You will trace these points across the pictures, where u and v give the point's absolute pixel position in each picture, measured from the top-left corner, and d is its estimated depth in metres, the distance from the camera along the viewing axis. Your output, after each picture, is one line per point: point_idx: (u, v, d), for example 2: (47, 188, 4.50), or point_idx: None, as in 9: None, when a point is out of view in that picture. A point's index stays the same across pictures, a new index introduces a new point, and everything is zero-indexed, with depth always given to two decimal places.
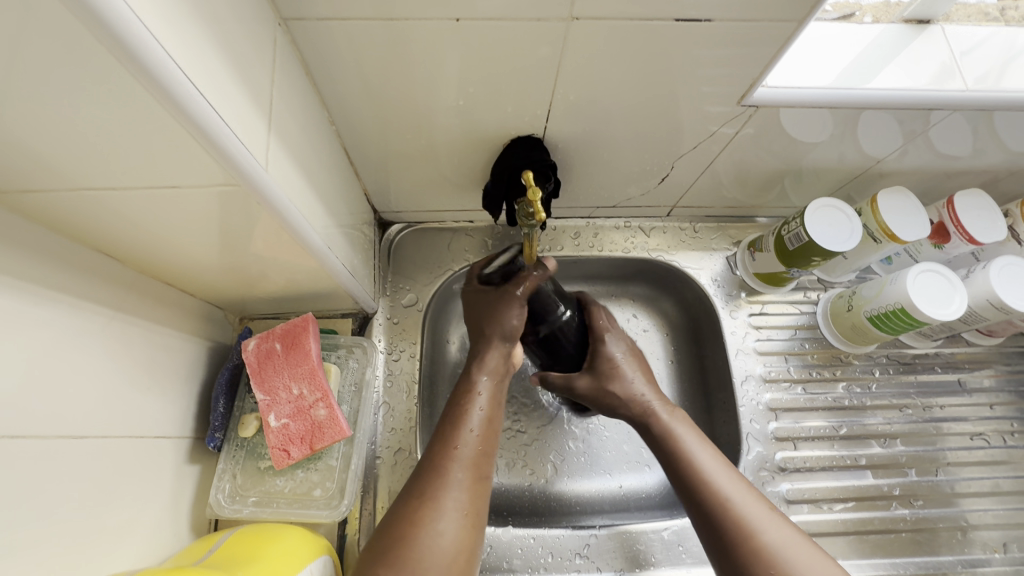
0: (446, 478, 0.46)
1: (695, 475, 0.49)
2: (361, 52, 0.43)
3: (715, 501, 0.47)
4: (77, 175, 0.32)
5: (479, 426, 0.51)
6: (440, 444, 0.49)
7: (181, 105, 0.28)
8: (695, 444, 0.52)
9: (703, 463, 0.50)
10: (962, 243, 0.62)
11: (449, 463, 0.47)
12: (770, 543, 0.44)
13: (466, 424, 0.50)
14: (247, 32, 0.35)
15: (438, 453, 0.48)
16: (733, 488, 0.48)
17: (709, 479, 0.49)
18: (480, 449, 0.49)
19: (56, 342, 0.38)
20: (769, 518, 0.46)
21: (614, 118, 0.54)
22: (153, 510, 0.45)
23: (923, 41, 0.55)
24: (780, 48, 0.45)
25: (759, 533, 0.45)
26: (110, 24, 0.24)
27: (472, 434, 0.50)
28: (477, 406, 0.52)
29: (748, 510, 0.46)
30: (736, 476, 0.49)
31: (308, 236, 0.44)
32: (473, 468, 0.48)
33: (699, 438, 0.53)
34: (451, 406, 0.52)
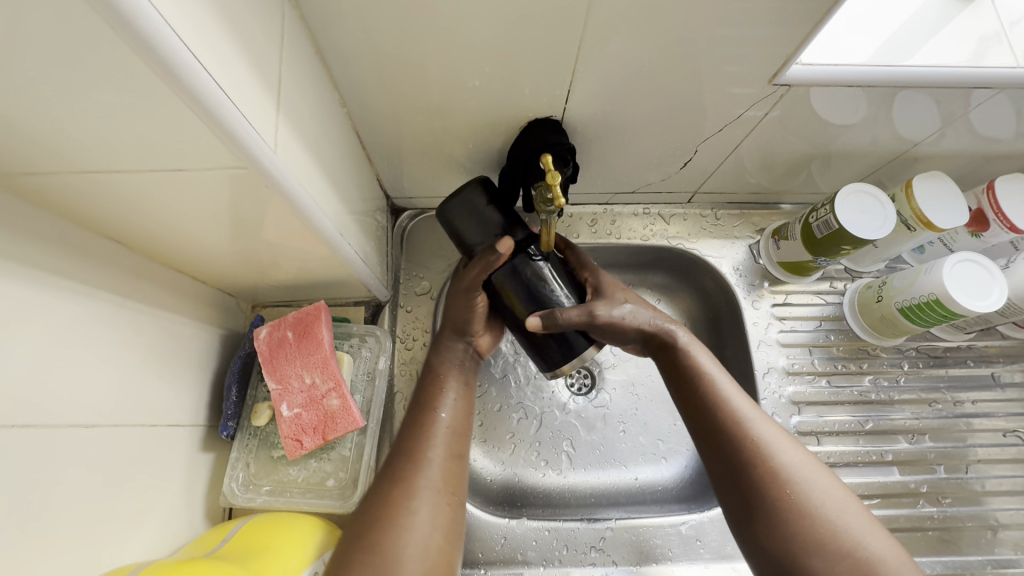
0: (422, 460, 0.47)
1: (710, 394, 0.47)
2: (372, 29, 0.41)
3: (728, 421, 0.46)
4: (81, 158, 0.31)
5: (451, 411, 0.51)
6: (415, 421, 0.50)
7: (185, 85, 0.26)
8: (712, 366, 0.50)
9: (715, 380, 0.48)
10: (1002, 232, 0.59)
11: (429, 434, 0.49)
12: (773, 458, 0.43)
13: (437, 408, 0.51)
14: (254, 7, 0.33)
15: (416, 428, 0.49)
16: (751, 413, 0.46)
17: (723, 396, 0.47)
18: (454, 435, 0.50)
19: (68, 330, 0.37)
20: (783, 442, 0.45)
21: (636, 100, 0.51)
22: (167, 499, 0.45)
23: (969, 15, 0.51)
24: (815, 24, 0.42)
25: (776, 456, 0.43)
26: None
27: (443, 418, 0.50)
28: (447, 393, 0.52)
29: (761, 429, 0.45)
30: (750, 398, 0.48)
31: (319, 223, 0.43)
32: (448, 448, 0.49)
33: (714, 360, 0.51)
34: (427, 383, 0.53)
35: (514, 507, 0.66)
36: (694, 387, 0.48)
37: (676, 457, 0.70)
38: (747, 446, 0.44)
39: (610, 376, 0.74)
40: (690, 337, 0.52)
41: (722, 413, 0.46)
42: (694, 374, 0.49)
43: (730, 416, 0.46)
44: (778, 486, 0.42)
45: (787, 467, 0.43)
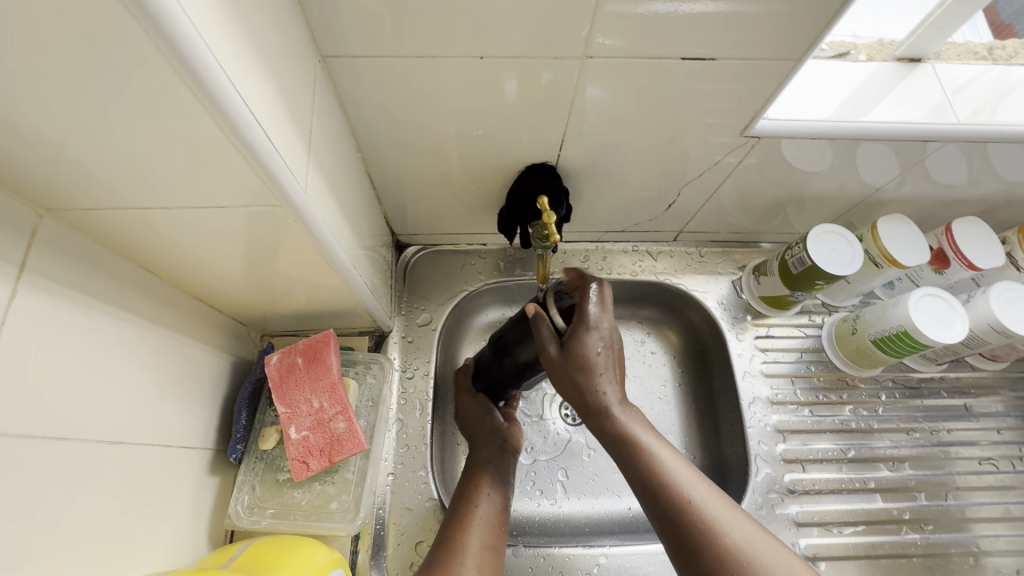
0: (463, 538, 0.49)
1: (660, 481, 0.44)
2: (390, 85, 0.47)
3: (682, 508, 0.42)
4: (133, 195, 0.35)
5: (489, 499, 0.54)
6: (454, 512, 0.53)
7: (240, 133, 0.31)
8: (651, 439, 0.46)
9: (665, 461, 0.45)
10: (962, 269, 0.64)
11: (469, 519, 0.51)
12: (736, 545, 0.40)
13: (477, 497, 0.55)
14: (294, 70, 0.38)
15: (455, 516, 0.52)
16: (685, 478, 0.44)
17: (673, 479, 0.44)
18: (492, 528, 0.51)
19: (101, 351, 0.40)
20: (731, 514, 0.42)
21: (623, 148, 0.57)
22: (175, 519, 0.46)
23: (915, 78, 0.58)
24: (778, 84, 0.49)
25: (723, 534, 0.41)
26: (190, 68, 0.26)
27: (481, 507, 0.53)
28: (484, 484, 0.56)
29: (712, 509, 0.42)
30: (692, 468, 0.45)
31: (336, 255, 0.47)
32: (484, 537, 0.50)
33: (650, 428, 0.47)
34: (467, 474, 0.58)
35: (510, 536, 0.67)
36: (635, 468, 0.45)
37: None
38: (711, 539, 0.41)
39: None
40: (627, 403, 0.48)
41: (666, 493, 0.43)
42: (641, 457, 0.45)
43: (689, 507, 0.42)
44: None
45: (754, 556, 0.40)
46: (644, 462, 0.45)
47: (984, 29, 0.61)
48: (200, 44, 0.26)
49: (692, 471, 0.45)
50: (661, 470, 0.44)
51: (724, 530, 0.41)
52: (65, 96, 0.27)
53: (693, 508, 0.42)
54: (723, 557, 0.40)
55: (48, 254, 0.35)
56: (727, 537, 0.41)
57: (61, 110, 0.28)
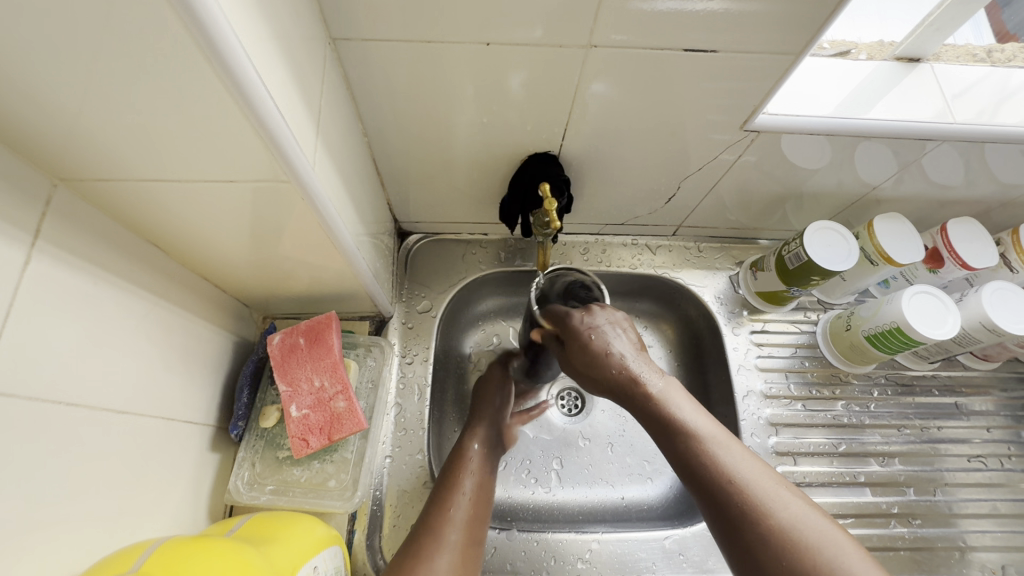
0: (444, 525, 0.53)
1: (712, 467, 0.46)
2: (396, 70, 0.47)
3: (729, 484, 0.45)
4: (144, 166, 0.36)
5: (474, 482, 0.58)
6: (442, 493, 0.56)
7: (253, 105, 0.31)
8: (697, 417, 0.50)
9: (709, 436, 0.48)
10: (955, 268, 0.65)
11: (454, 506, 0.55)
12: (786, 525, 0.41)
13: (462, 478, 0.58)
14: (305, 52, 0.39)
15: (441, 499, 0.55)
16: (731, 457, 0.47)
17: (718, 458, 0.46)
18: (472, 513, 0.55)
19: (107, 322, 0.40)
20: (780, 492, 0.44)
21: (625, 141, 0.58)
22: (175, 491, 0.47)
23: (914, 78, 0.59)
24: (779, 79, 0.49)
25: (772, 512, 0.42)
26: (206, 41, 0.27)
27: (468, 488, 0.57)
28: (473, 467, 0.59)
29: (758, 487, 0.44)
30: (742, 447, 0.48)
31: (342, 237, 0.48)
32: (470, 510, 0.55)
33: (696, 408, 0.51)
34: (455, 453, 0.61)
35: (504, 521, 0.67)
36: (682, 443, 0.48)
37: (661, 478, 0.73)
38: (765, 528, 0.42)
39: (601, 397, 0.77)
40: (671, 387, 0.52)
41: (713, 469, 0.46)
42: (691, 441, 0.48)
43: (742, 491, 0.44)
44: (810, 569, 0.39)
45: (804, 533, 0.41)
46: (694, 448, 0.48)
47: (988, 35, 0.62)
48: (218, 17, 0.27)
49: (742, 451, 0.47)
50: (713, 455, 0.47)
51: (781, 518, 0.42)
52: (84, 65, 0.28)
53: (737, 483, 0.45)
54: (781, 546, 0.41)
55: (62, 224, 0.36)
56: (783, 523, 0.42)
57: (80, 79, 0.28)
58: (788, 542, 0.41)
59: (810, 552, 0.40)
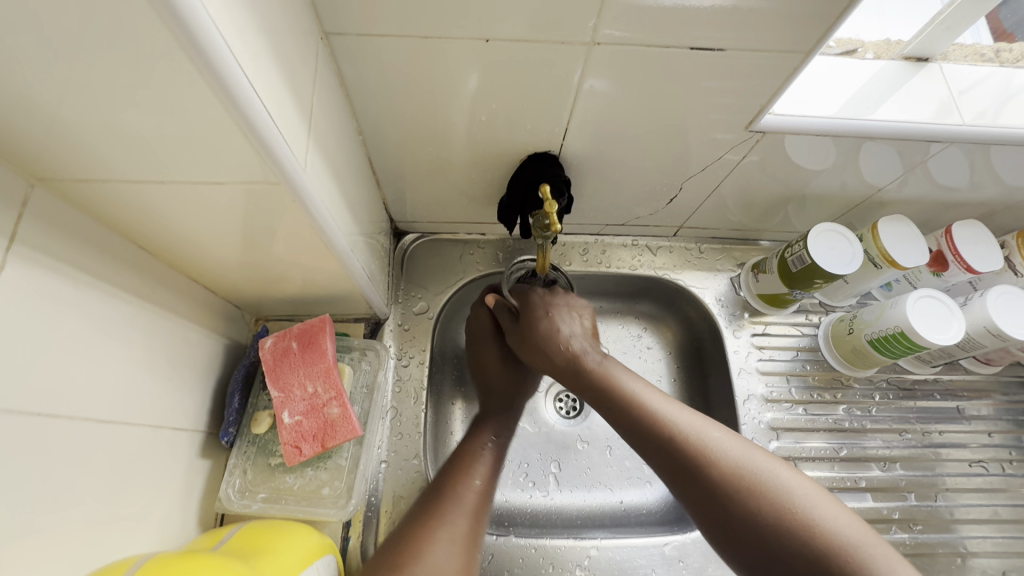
0: (453, 523, 0.49)
1: (674, 435, 0.47)
2: (392, 66, 0.46)
3: (673, 442, 0.47)
4: (126, 167, 0.34)
5: (484, 476, 0.55)
6: (444, 487, 0.53)
7: (240, 104, 0.30)
8: (631, 382, 0.53)
9: (645, 398, 0.51)
10: (960, 272, 0.64)
11: (462, 496, 0.52)
12: (738, 470, 0.44)
13: (472, 475, 0.54)
14: (297, 46, 0.37)
15: (442, 492, 0.52)
16: (671, 414, 0.49)
17: (660, 420, 0.49)
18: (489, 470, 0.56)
19: (90, 328, 0.39)
20: (727, 441, 0.47)
21: (627, 141, 0.56)
22: (164, 500, 0.46)
23: (922, 78, 0.58)
24: (786, 78, 0.48)
25: (721, 459, 0.45)
26: (189, 37, 0.25)
27: (478, 483, 0.54)
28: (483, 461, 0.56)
29: (701, 439, 0.47)
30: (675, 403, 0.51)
31: (335, 239, 0.46)
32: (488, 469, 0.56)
33: (630, 373, 0.55)
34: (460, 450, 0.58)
35: (501, 526, 0.66)
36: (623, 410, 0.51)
37: (660, 482, 0.72)
38: (738, 488, 0.43)
39: None
40: (605, 358, 0.56)
41: (655, 431, 0.49)
42: (651, 417, 0.49)
43: (708, 454, 0.46)
44: (790, 520, 0.41)
45: (753, 476, 0.44)
46: (637, 414, 0.50)
47: (985, 32, 0.60)
48: (201, 11, 0.25)
49: (676, 407, 0.51)
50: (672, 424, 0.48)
51: (750, 476, 0.44)
52: (59, 61, 0.26)
53: (680, 440, 0.47)
54: (736, 490, 0.43)
55: (40, 226, 0.35)
56: (735, 471, 0.44)
57: (55, 76, 0.27)
58: (741, 486, 0.43)
59: (763, 492, 0.42)
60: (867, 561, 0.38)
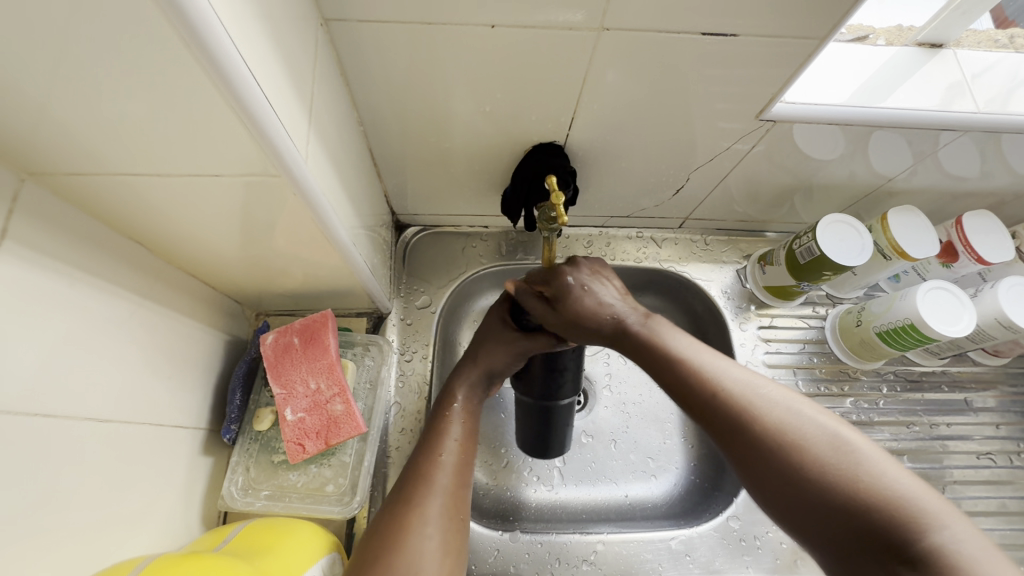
0: (423, 507, 0.45)
1: (720, 392, 0.43)
2: (393, 54, 0.45)
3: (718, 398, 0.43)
4: (121, 160, 0.33)
5: (453, 451, 0.50)
6: (417, 468, 0.48)
7: (237, 94, 0.28)
8: (676, 334, 0.49)
9: (686, 351, 0.47)
10: (970, 263, 0.64)
11: (433, 478, 0.47)
12: (778, 425, 0.40)
13: (438, 451, 0.49)
14: (295, 31, 0.36)
15: (415, 474, 0.48)
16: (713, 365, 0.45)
17: (704, 374, 0.45)
18: (462, 459, 0.50)
19: (85, 327, 0.38)
20: (765, 389, 0.43)
21: (634, 131, 0.55)
22: (166, 500, 0.45)
23: (935, 65, 0.56)
24: (800, 65, 0.47)
25: (765, 417, 0.41)
26: (186, 24, 0.24)
27: (445, 459, 0.49)
28: (450, 436, 0.51)
29: (748, 394, 0.42)
30: (710, 350, 0.47)
31: (336, 232, 0.45)
32: (458, 459, 0.50)
33: (678, 329, 0.50)
34: (431, 427, 0.52)
35: (507, 521, 0.66)
36: (664, 362, 0.47)
37: (665, 475, 0.72)
38: (787, 446, 0.39)
39: (603, 393, 0.76)
40: (654, 319, 0.51)
41: (701, 388, 0.44)
42: (699, 374, 0.45)
43: (754, 414, 0.41)
44: (839, 479, 0.37)
45: (795, 434, 0.39)
46: (675, 368, 0.46)
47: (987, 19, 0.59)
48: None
49: (716, 357, 0.46)
50: (719, 380, 0.44)
51: (799, 435, 0.39)
52: (46, 50, 0.25)
53: (726, 395, 0.43)
54: (776, 447, 0.39)
55: (31, 222, 0.33)
56: (776, 427, 0.40)
57: (45, 64, 0.26)
58: (782, 443, 0.39)
59: (805, 446, 0.38)
60: (922, 523, 0.34)
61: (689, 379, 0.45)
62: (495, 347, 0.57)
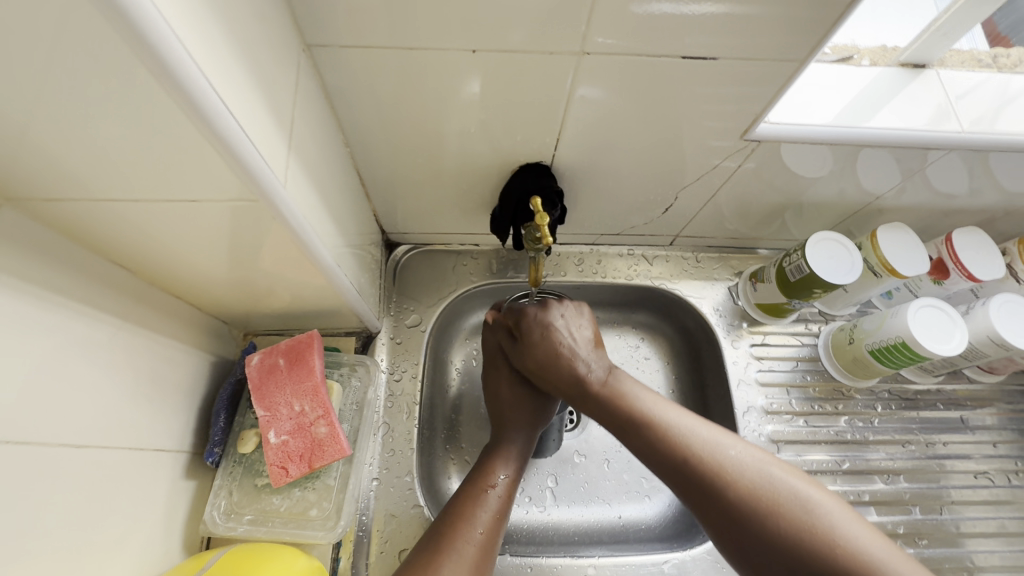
0: None
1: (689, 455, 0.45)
2: (378, 79, 0.45)
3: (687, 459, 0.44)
4: (99, 186, 0.33)
5: (487, 525, 0.48)
6: (442, 534, 0.47)
7: (211, 121, 0.29)
8: (640, 392, 0.51)
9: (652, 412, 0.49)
10: (961, 280, 0.63)
11: (456, 547, 0.46)
12: (748, 485, 0.42)
13: (473, 523, 0.48)
14: (276, 58, 0.36)
15: (438, 540, 0.46)
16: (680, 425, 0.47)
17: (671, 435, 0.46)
18: (491, 534, 0.48)
19: (64, 350, 0.38)
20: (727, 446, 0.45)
21: (620, 150, 0.55)
22: (146, 525, 0.45)
23: (918, 84, 0.57)
24: (782, 85, 0.47)
25: (733, 474, 0.43)
26: (158, 54, 0.25)
27: (478, 534, 0.47)
28: (488, 510, 0.50)
29: (717, 453, 0.44)
30: (673, 406, 0.49)
31: (321, 254, 0.45)
32: (487, 534, 0.48)
33: (642, 385, 0.52)
34: (468, 494, 0.51)
35: (497, 544, 0.65)
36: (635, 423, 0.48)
37: (659, 496, 0.71)
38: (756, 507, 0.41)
39: None
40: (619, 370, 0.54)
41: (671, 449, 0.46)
42: (669, 438, 0.46)
43: (724, 475, 0.43)
44: (804, 539, 0.39)
45: (765, 493, 0.41)
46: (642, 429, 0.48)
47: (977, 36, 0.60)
48: (165, 27, 0.24)
49: (681, 414, 0.48)
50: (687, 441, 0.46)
51: (766, 495, 0.41)
52: (20, 80, 0.25)
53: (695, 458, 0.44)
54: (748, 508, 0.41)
55: (9, 246, 0.34)
56: (745, 486, 0.42)
57: (20, 94, 0.26)
58: (752, 502, 0.41)
59: (775, 504, 0.41)
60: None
61: (658, 441, 0.46)
62: (505, 394, 0.60)
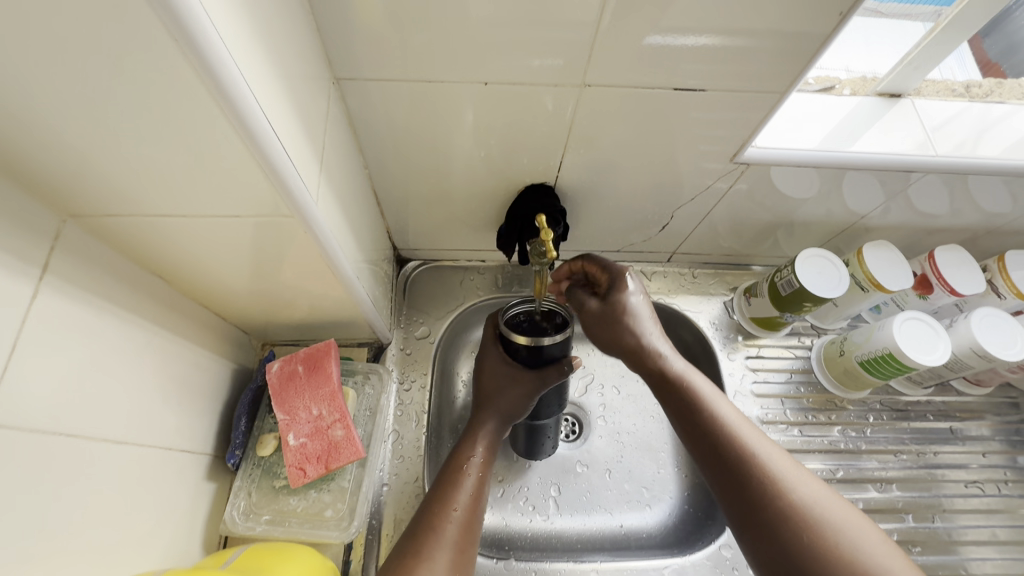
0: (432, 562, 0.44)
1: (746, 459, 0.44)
2: (398, 107, 0.49)
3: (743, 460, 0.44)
4: (151, 203, 0.37)
5: (464, 504, 0.50)
6: (431, 515, 0.49)
7: (259, 145, 0.33)
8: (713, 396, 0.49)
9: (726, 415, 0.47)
10: (944, 294, 0.67)
11: (443, 528, 0.47)
12: (805, 502, 0.41)
13: (453, 503, 0.50)
14: (310, 91, 0.41)
15: (430, 523, 0.48)
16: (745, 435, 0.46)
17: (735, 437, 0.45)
18: (473, 512, 0.50)
19: (108, 352, 0.41)
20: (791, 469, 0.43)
21: (619, 172, 0.59)
22: (172, 521, 0.47)
23: (896, 112, 0.61)
24: (767, 113, 0.51)
25: (788, 491, 0.41)
26: (222, 89, 0.29)
27: (458, 514, 0.49)
28: (463, 487, 0.51)
29: (777, 466, 0.43)
30: (742, 415, 0.48)
31: (342, 267, 0.49)
32: (468, 513, 0.50)
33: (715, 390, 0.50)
34: (450, 472, 0.53)
35: (502, 550, 0.67)
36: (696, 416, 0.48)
37: (659, 505, 0.73)
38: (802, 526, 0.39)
39: (598, 423, 0.78)
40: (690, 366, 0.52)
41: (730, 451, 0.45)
42: (729, 440, 0.45)
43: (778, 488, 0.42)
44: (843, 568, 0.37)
45: (816, 514, 0.40)
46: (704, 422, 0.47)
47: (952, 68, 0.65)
48: (230, 67, 0.29)
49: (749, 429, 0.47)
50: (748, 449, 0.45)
51: (817, 517, 0.40)
52: (100, 110, 0.29)
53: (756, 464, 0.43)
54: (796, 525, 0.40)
55: (67, 256, 0.37)
56: (797, 504, 0.41)
57: (99, 122, 0.30)
58: (803, 520, 0.40)
59: (826, 529, 0.39)
60: None
61: (719, 439, 0.46)
62: (508, 391, 0.56)
